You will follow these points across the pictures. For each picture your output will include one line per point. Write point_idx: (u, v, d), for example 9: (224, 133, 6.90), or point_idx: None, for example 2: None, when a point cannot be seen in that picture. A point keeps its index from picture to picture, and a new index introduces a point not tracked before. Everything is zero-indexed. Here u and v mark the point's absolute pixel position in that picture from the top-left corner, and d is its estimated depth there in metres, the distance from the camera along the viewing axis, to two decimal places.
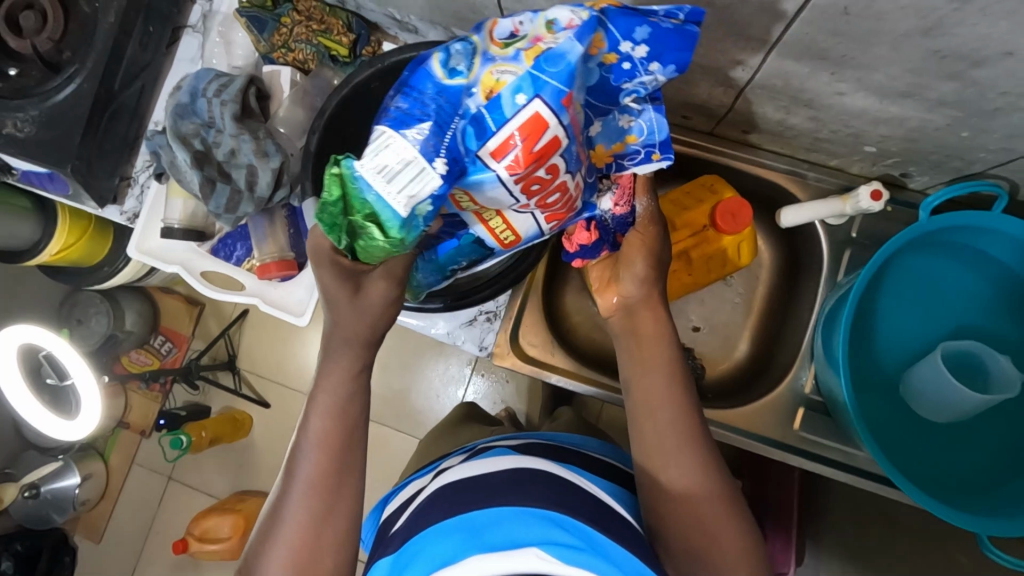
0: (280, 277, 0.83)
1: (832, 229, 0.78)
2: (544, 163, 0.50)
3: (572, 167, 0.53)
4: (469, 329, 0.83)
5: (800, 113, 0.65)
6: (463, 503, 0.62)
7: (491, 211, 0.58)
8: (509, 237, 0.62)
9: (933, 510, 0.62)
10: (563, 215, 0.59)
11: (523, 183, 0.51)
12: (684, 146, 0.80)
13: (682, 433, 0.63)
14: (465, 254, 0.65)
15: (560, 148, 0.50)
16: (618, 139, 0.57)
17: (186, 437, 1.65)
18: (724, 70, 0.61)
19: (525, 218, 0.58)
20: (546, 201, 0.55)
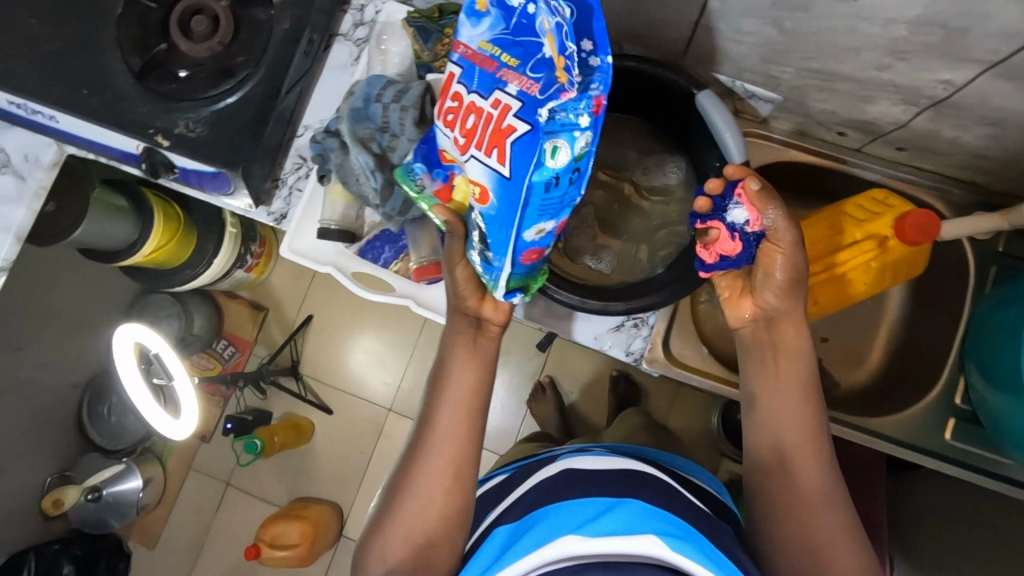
0: (434, 279, 0.85)
1: (979, 245, 0.81)
2: (448, 95, 0.58)
3: (472, 89, 0.55)
4: (615, 334, 0.85)
5: (978, 132, 0.67)
6: (587, 485, 0.65)
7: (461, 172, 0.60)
8: (476, 191, 0.58)
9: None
10: (500, 141, 0.54)
11: (446, 124, 0.58)
12: (834, 163, 0.83)
13: (792, 439, 0.68)
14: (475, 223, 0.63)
15: (453, 76, 0.57)
16: (540, 34, 0.54)
17: (260, 441, 1.64)
18: (918, 89, 0.64)
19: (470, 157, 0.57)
20: (465, 128, 0.56)
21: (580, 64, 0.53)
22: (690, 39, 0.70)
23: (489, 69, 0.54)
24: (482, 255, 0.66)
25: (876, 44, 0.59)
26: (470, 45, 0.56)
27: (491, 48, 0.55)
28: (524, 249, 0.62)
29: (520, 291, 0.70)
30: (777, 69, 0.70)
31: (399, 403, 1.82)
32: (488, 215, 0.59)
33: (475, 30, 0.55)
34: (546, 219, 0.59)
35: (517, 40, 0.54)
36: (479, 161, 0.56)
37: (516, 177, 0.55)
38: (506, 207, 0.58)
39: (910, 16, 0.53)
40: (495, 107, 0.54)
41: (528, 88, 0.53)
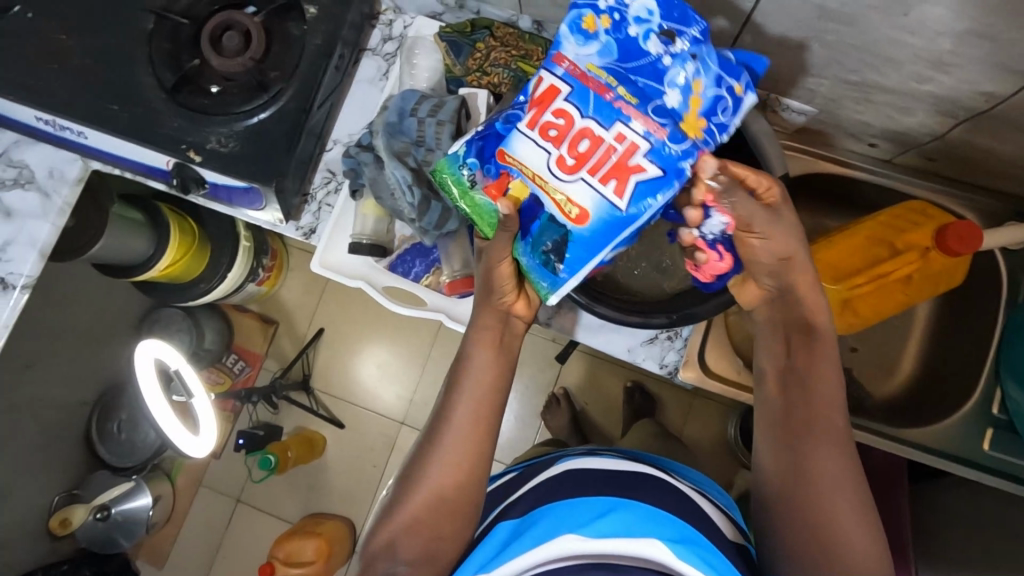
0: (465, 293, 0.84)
1: (1012, 254, 0.81)
2: (546, 108, 0.59)
3: (586, 115, 0.59)
4: (649, 347, 0.85)
5: (1016, 142, 0.68)
6: (591, 487, 0.64)
7: (543, 187, 0.60)
8: (574, 212, 0.60)
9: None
10: (623, 174, 0.58)
11: (539, 129, 0.59)
12: (866, 174, 0.83)
13: (797, 431, 0.64)
14: (552, 234, 0.62)
15: (559, 93, 0.59)
16: (689, 93, 0.60)
17: (275, 457, 1.63)
18: (958, 100, 0.64)
19: (580, 184, 0.59)
20: (576, 150, 0.59)
21: (709, 128, 0.59)
22: (728, 52, 0.71)
23: (604, 96, 0.59)
24: (545, 263, 0.64)
25: (920, 57, 0.59)
26: (574, 62, 0.60)
27: (604, 76, 0.59)
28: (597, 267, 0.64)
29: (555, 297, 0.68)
30: (814, 81, 0.70)
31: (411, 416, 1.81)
32: (575, 233, 0.60)
33: (580, 50, 0.60)
34: (625, 242, 0.63)
35: (632, 78, 0.59)
36: (589, 186, 0.59)
37: (631, 211, 0.59)
38: (604, 230, 0.60)
39: (959, 29, 0.54)
40: (619, 141, 0.58)
41: (654, 131, 0.58)
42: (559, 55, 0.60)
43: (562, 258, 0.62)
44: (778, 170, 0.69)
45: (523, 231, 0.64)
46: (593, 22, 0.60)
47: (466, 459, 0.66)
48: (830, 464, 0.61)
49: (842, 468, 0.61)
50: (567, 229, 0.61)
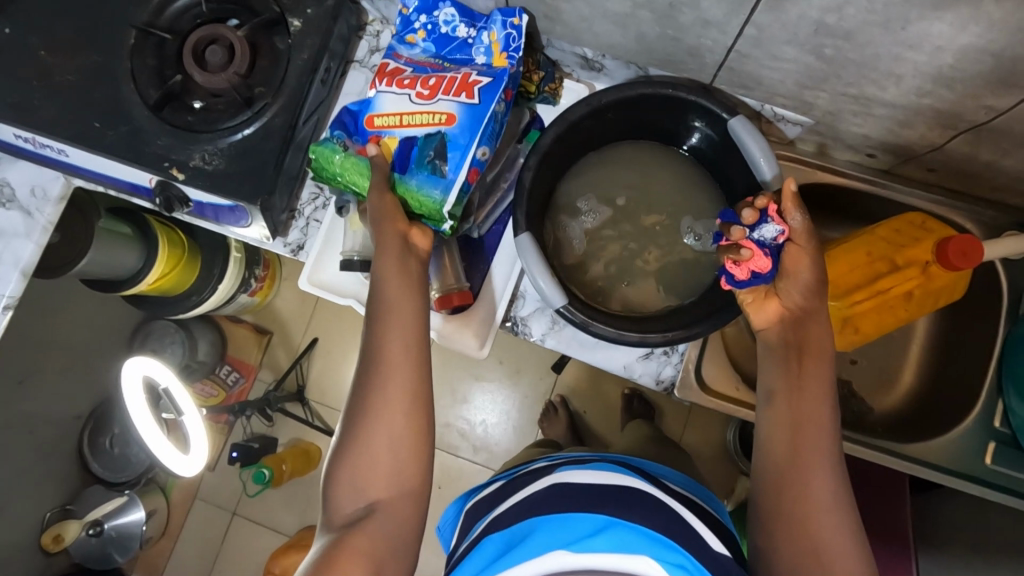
0: (457, 309, 0.81)
1: (1011, 266, 0.80)
2: (396, 76, 0.73)
3: (426, 73, 0.73)
4: (645, 362, 0.83)
5: (1019, 155, 0.66)
6: (590, 499, 0.63)
7: (412, 116, 0.71)
8: (440, 119, 0.70)
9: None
10: (467, 88, 0.71)
11: (396, 84, 0.72)
12: (865, 186, 0.82)
13: (796, 448, 0.61)
14: (433, 142, 0.70)
15: (403, 71, 0.73)
16: (492, 47, 0.73)
17: (269, 471, 1.59)
18: (959, 114, 0.63)
19: (437, 103, 0.70)
20: (426, 85, 0.72)
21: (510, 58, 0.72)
22: (722, 64, 0.69)
23: (434, 66, 0.74)
24: (432, 171, 0.70)
25: (920, 72, 0.58)
26: (408, 58, 0.75)
27: (432, 56, 0.75)
28: (475, 166, 0.71)
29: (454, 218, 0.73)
30: (811, 93, 0.69)
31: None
32: (450, 135, 0.70)
33: (411, 52, 0.75)
34: (490, 143, 0.72)
35: (451, 54, 0.75)
36: (447, 100, 0.70)
37: (485, 100, 0.70)
38: (470, 126, 0.70)
39: (961, 44, 0.52)
40: (458, 74, 0.72)
41: (483, 68, 0.73)
42: (397, 52, 0.75)
43: (445, 159, 0.70)
44: (767, 178, 0.69)
45: (402, 165, 0.71)
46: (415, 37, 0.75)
47: (422, 424, 0.64)
48: (825, 482, 0.60)
49: (835, 490, 0.59)
50: (441, 135, 0.70)
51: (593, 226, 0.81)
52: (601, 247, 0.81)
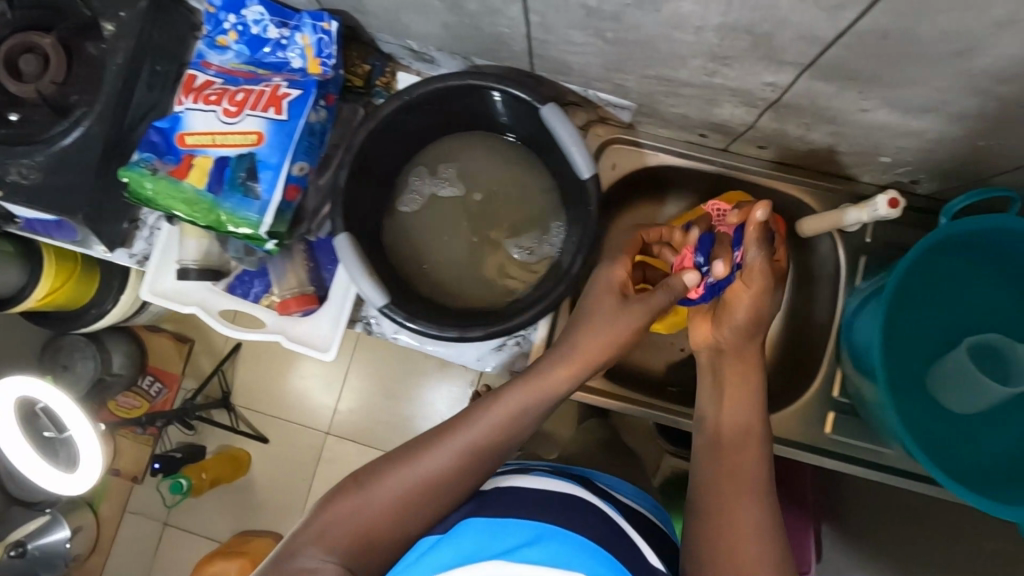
0: (300, 312, 0.81)
1: (847, 236, 0.81)
2: (204, 90, 0.70)
3: (237, 86, 0.71)
4: (499, 353, 0.84)
5: (821, 129, 0.66)
6: (553, 512, 0.53)
7: (223, 136, 0.69)
8: (249, 140, 0.68)
9: (957, 495, 0.60)
10: (276, 101, 0.69)
11: (202, 101, 0.70)
12: (703, 163, 0.82)
13: (726, 445, 0.62)
14: (244, 162, 0.69)
15: (213, 83, 0.71)
16: (303, 51, 0.72)
17: (186, 481, 1.56)
18: (750, 91, 0.62)
19: (243, 118, 0.68)
20: (233, 101, 0.69)
21: (324, 63, 0.71)
22: (529, 51, 0.68)
23: (247, 77, 0.72)
24: (244, 192, 0.69)
25: (697, 51, 0.57)
26: (221, 66, 0.73)
27: (245, 66, 0.73)
28: (292, 182, 0.70)
29: (276, 236, 0.72)
30: (619, 76, 0.68)
31: (340, 426, 1.71)
32: (260, 155, 0.68)
33: (222, 58, 0.74)
34: (306, 156, 0.71)
35: (266, 61, 0.74)
36: (254, 116, 0.68)
37: (295, 117, 0.69)
38: (280, 143, 0.68)
39: (714, 23, 0.52)
40: (267, 86, 0.70)
41: (293, 78, 0.71)
42: (207, 62, 0.73)
43: (257, 179, 0.69)
44: (583, 171, 0.68)
45: (214, 186, 0.69)
46: (226, 41, 0.74)
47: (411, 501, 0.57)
48: (746, 515, 0.56)
49: (761, 518, 0.56)
50: (251, 154, 0.68)
51: (436, 222, 0.81)
52: (445, 243, 0.81)
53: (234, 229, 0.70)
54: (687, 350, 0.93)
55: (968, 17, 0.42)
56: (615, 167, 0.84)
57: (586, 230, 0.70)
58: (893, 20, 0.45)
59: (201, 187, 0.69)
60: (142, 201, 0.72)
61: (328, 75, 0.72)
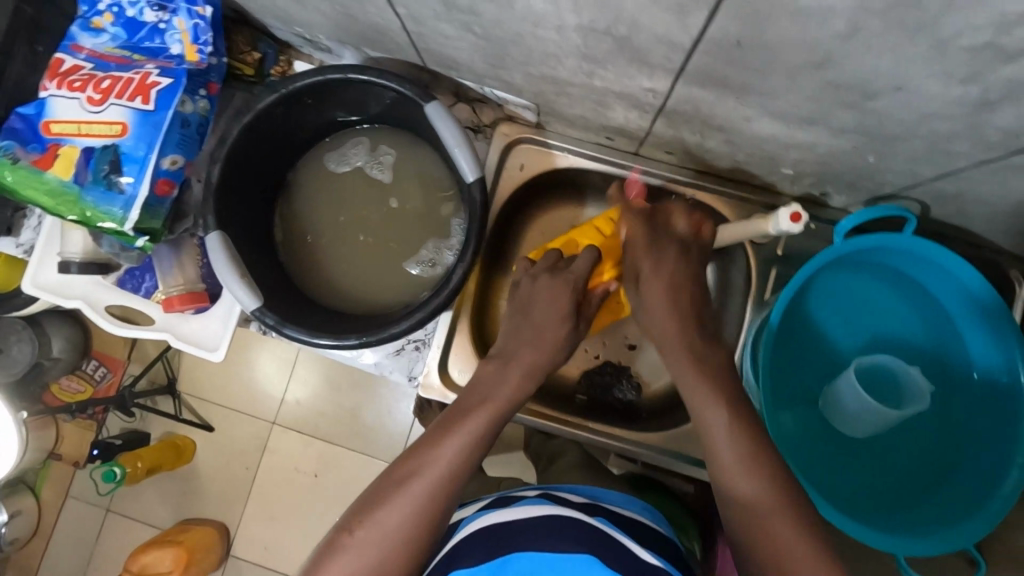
0: (190, 310, 0.78)
1: (758, 247, 0.77)
2: (70, 76, 0.66)
3: (106, 72, 0.67)
4: (397, 358, 0.81)
5: (715, 137, 0.63)
6: (556, 535, 0.49)
7: (87, 125, 0.65)
8: (114, 131, 0.64)
9: (838, 525, 0.59)
10: (144, 91, 0.65)
11: (67, 88, 0.65)
12: (611, 166, 0.79)
13: (733, 514, 0.51)
14: (107, 154, 0.65)
15: (81, 68, 0.67)
16: (179, 36, 0.67)
17: (120, 469, 1.27)
18: (634, 95, 0.59)
19: (108, 107, 0.64)
20: (99, 88, 0.65)
21: (200, 51, 0.67)
22: (413, 44, 0.64)
23: (120, 62, 0.68)
24: (109, 185, 0.65)
25: (569, 52, 0.54)
26: (92, 49, 0.69)
27: (119, 50, 0.69)
28: (162, 176, 0.66)
29: (148, 233, 0.69)
30: (507, 74, 0.65)
31: (286, 416, 1.40)
32: (124, 148, 0.64)
33: (96, 41, 0.69)
34: (180, 149, 0.67)
35: (142, 46, 0.69)
36: (119, 105, 0.64)
37: (166, 108, 0.65)
38: (148, 136, 0.65)
39: (572, 23, 0.48)
40: (137, 73, 0.66)
41: (167, 66, 0.67)
42: (76, 44, 0.68)
43: (122, 173, 0.65)
44: (467, 174, 0.65)
45: (80, 177, 0.65)
46: (97, 21, 0.69)
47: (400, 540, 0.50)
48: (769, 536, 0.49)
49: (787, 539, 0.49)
50: (115, 146, 0.65)
51: (332, 219, 0.78)
52: (338, 241, 0.78)
53: (99, 224, 0.66)
54: (601, 358, 0.89)
55: (812, 27, 0.39)
56: (523, 167, 0.79)
57: (470, 235, 0.66)
58: (739, 27, 0.42)
59: (65, 178, 0.65)
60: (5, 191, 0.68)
61: (206, 63, 0.68)
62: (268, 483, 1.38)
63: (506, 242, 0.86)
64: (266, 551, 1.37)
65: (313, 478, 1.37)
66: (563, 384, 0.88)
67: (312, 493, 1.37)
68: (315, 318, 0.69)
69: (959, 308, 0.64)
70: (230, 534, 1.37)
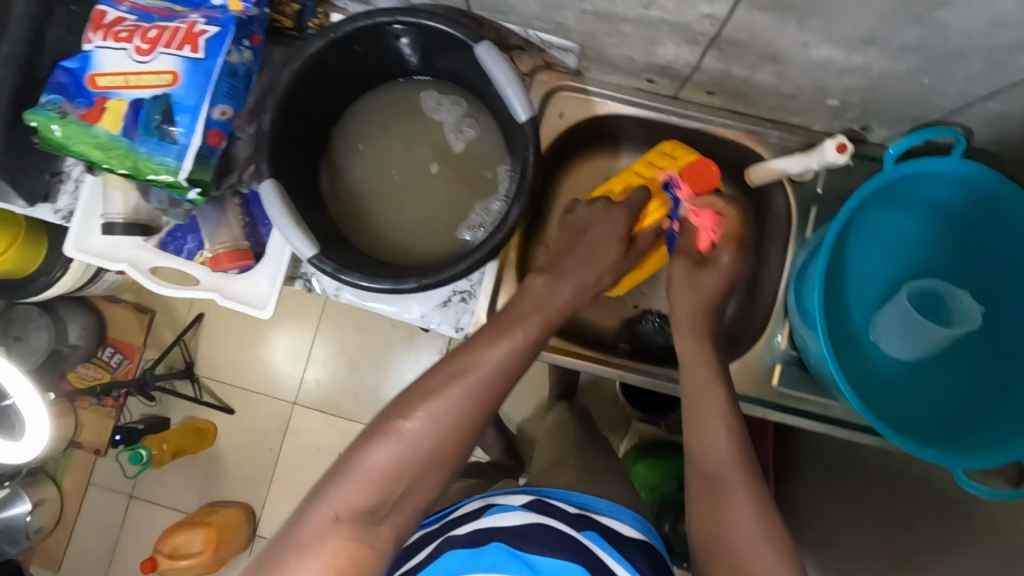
0: (235, 268, 0.78)
1: (798, 187, 0.78)
2: (115, 28, 0.66)
3: (151, 22, 0.66)
4: (443, 310, 0.80)
5: (766, 69, 0.64)
6: (561, 546, 0.52)
7: (137, 76, 0.64)
8: (165, 82, 0.64)
9: (900, 444, 0.61)
10: (193, 40, 0.65)
11: (114, 40, 0.65)
12: (651, 110, 0.79)
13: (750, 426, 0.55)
14: (158, 104, 0.64)
15: (126, 20, 0.66)
16: None
17: (146, 451, 1.25)
18: (690, 25, 0.59)
19: (158, 57, 0.64)
20: (146, 38, 0.65)
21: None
22: None
23: (164, 14, 0.67)
24: (160, 136, 0.65)
25: None
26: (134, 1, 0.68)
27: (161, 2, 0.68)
28: (213, 126, 0.66)
29: (199, 185, 0.68)
30: (558, 14, 0.65)
31: (307, 398, 1.37)
32: (176, 97, 0.64)
33: None
34: (229, 100, 0.67)
35: None
36: (169, 55, 0.64)
37: (214, 57, 0.65)
38: (198, 85, 0.64)
39: None
40: (184, 23, 0.65)
41: (213, 15, 0.66)
42: None
43: (174, 123, 0.65)
44: (519, 114, 0.66)
45: (129, 130, 0.65)
46: None
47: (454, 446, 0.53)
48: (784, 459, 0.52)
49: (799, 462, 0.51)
50: (166, 96, 0.64)
51: (375, 174, 0.78)
52: (382, 193, 0.78)
53: (151, 176, 0.66)
54: (641, 308, 0.91)
55: None
56: (563, 116, 0.80)
57: (525, 174, 0.66)
58: None
59: (115, 131, 0.65)
60: (53, 147, 0.67)
61: (250, 13, 0.67)
62: (292, 463, 1.36)
63: (544, 195, 0.87)
64: None
65: (337, 456, 1.34)
66: (604, 334, 0.90)
67: None
68: (370, 266, 0.69)
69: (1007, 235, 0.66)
70: (256, 513, 1.35)
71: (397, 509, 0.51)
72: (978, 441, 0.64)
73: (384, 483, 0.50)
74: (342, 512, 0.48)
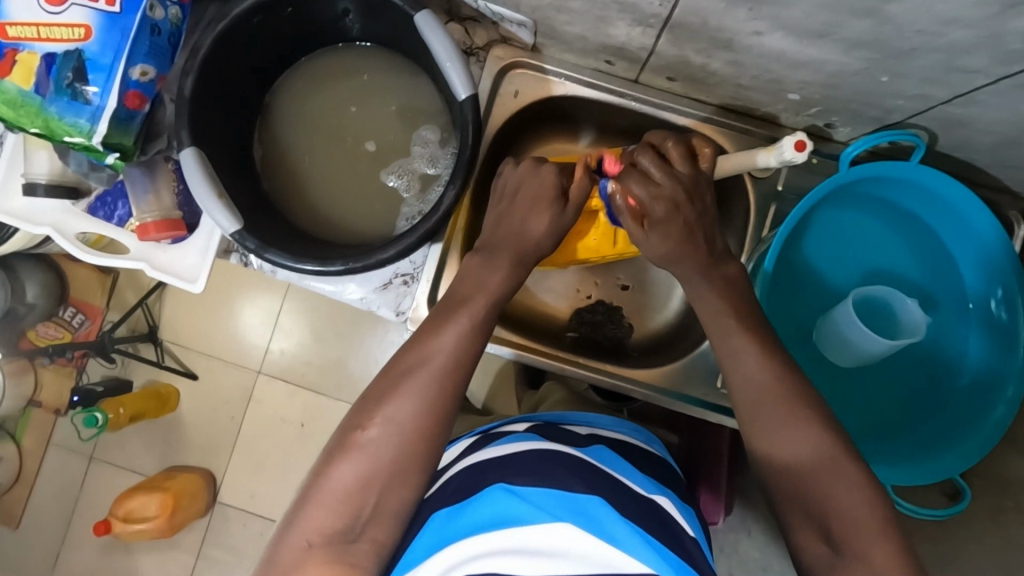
0: (163, 238, 0.74)
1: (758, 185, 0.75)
2: None
3: None
4: (384, 293, 0.77)
5: (721, 56, 0.60)
6: (563, 477, 0.49)
7: (48, 27, 0.58)
8: (80, 39, 0.59)
9: None
10: None
11: None
12: (610, 95, 0.75)
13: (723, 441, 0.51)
14: (71, 61, 0.60)
15: None
16: None
17: (101, 415, 1.18)
18: (638, 5, 0.56)
19: (69, 8, 0.59)
20: None
21: None
22: None
23: None
24: (74, 95, 0.61)
25: None
26: None
27: None
28: (132, 87, 0.62)
29: (119, 150, 0.65)
30: None
31: (271, 367, 1.30)
32: (89, 54, 0.60)
33: None
34: (151, 60, 0.63)
35: None
36: (83, 7, 0.59)
37: (132, 12, 0.60)
38: (114, 43, 0.60)
39: None
40: None
41: None
42: None
43: (87, 82, 0.60)
44: (460, 91, 0.62)
45: (41, 87, 0.60)
46: None
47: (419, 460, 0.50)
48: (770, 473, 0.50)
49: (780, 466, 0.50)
50: (82, 53, 0.60)
51: (317, 145, 0.75)
52: (325, 167, 0.75)
53: (65, 138, 0.62)
54: (593, 298, 0.88)
55: None
56: (516, 95, 0.75)
57: (461, 157, 0.62)
58: None
59: (26, 88, 0.59)
60: None
61: None
62: (254, 433, 1.29)
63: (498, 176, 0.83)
64: (253, 499, 1.28)
65: (299, 427, 1.28)
66: (555, 324, 0.87)
67: (300, 443, 1.28)
68: (298, 246, 0.66)
69: (960, 243, 0.64)
70: (216, 482, 1.28)
71: (374, 522, 0.48)
72: (905, 455, 0.64)
73: (348, 502, 0.47)
74: (314, 538, 0.46)
